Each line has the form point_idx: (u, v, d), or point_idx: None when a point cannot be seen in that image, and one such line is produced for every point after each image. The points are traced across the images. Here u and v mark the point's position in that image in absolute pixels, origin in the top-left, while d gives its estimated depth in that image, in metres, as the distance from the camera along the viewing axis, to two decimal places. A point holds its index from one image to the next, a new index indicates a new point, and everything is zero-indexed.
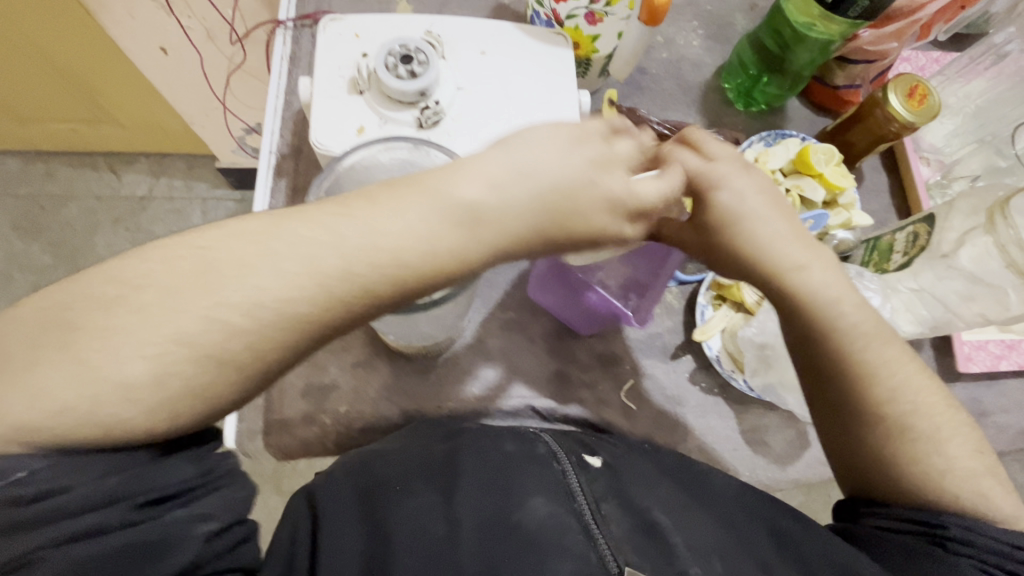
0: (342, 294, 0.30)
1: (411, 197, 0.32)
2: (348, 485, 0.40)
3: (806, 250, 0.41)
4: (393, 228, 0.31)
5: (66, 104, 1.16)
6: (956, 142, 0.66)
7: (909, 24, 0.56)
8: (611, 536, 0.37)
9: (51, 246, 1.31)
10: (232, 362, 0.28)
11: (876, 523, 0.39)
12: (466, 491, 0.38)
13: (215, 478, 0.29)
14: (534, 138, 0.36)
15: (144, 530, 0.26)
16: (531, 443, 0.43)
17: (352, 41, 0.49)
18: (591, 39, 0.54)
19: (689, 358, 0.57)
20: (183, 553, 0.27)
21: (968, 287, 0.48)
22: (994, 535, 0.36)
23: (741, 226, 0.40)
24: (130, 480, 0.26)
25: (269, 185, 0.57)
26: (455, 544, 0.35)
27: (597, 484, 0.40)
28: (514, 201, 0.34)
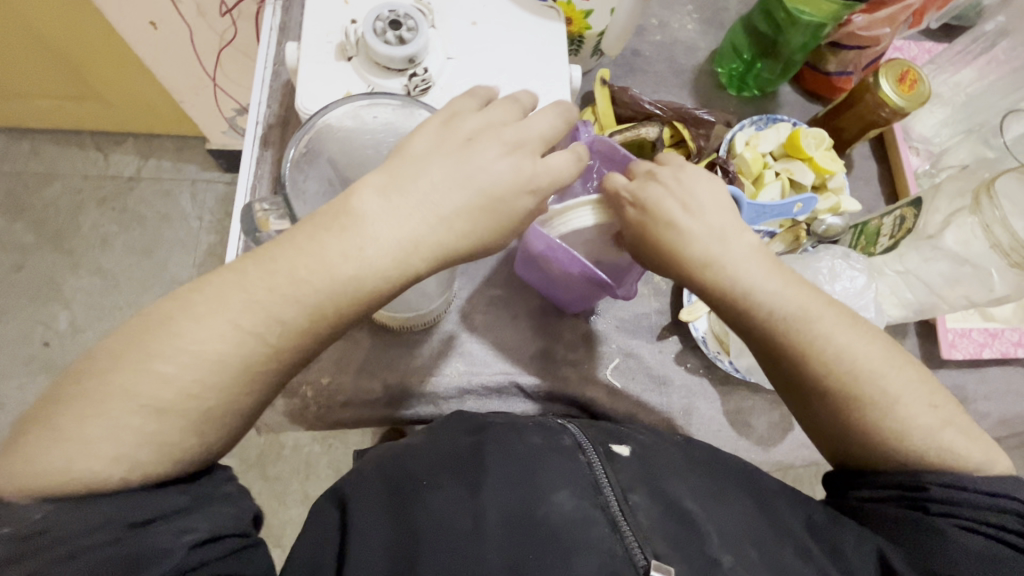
0: (312, 291, 0.32)
1: (333, 237, 0.33)
2: (378, 480, 0.41)
3: (712, 238, 0.43)
4: (340, 250, 0.33)
5: (52, 79, 1.14)
6: (945, 132, 0.66)
7: (901, 9, 0.56)
8: (637, 526, 0.38)
9: (35, 225, 1.29)
10: (184, 414, 0.32)
11: (863, 494, 0.41)
12: (493, 487, 0.39)
13: (207, 502, 0.32)
14: (445, 133, 0.36)
15: (132, 543, 0.28)
16: (556, 434, 0.44)
17: (341, 7, 0.48)
18: (584, 15, 0.54)
19: (676, 339, 0.57)
20: (166, 563, 0.28)
21: (954, 269, 0.48)
22: (973, 487, 0.37)
23: (660, 228, 0.42)
24: (127, 500, 0.29)
25: (255, 155, 0.56)
26: (483, 539, 0.37)
27: (624, 474, 0.41)
28: (441, 203, 0.34)
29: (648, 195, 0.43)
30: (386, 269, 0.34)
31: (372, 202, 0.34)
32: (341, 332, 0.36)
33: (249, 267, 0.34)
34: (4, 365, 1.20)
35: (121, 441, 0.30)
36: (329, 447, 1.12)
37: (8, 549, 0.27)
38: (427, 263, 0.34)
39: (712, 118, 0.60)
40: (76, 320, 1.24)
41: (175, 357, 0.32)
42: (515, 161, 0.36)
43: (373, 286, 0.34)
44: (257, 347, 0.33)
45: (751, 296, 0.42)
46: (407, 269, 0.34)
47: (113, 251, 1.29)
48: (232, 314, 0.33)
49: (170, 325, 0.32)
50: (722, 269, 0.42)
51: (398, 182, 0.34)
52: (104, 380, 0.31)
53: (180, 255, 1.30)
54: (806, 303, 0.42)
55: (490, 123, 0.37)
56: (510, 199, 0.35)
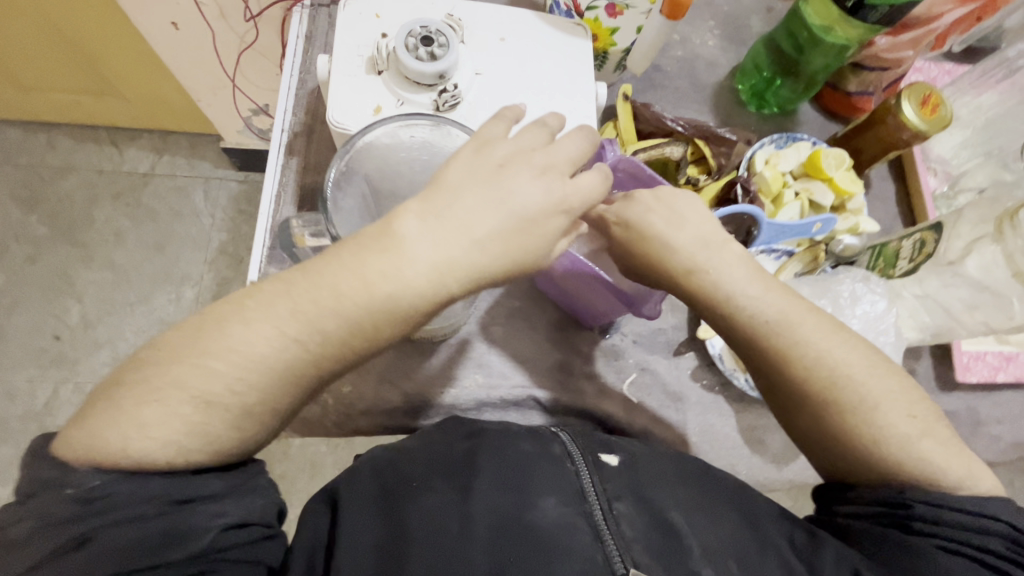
0: (354, 313, 0.34)
1: (375, 254, 0.34)
2: (373, 481, 0.42)
3: (696, 248, 0.44)
4: (378, 270, 0.34)
5: (71, 74, 1.15)
6: (964, 154, 0.66)
7: (925, 33, 0.56)
8: (619, 536, 0.38)
9: (49, 218, 1.30)
10: (227, 408, 0.34)
11: (845, 510, 0.41)
12: (482, 490, 0.40)
13: (240, 488, 0.36)
14: (470, 167, 0.36)
15: (173, 520, 0.32)
16: (548, 441, 0.45)
17: (371, 20, 0.48)
18: (610, 32, 0.54)
19: (692, 355, 0.57)
20: (198, 542, 0.33)
21: (973, 295, 0.48)
22: (957, 507, 0.37)
23: (643, 240, 0.44)
24: (172, 481, 0.33)
25: (279, 162, 0.57)
26: (469, 543, 0.38)
27: (612, 483, 0.41)
28: (475, 227, 0.34)
29: (631, 214, 0.44)
30: (422, 288, 0.34)
31: (412, 226, 0.34)
32: (373, 346, 0.36)
33: (298, 279, 0.35)
34: (16, 356, 1.21)
35: (172, 427, 0.33)
36: (336, 447, 1.13)
37: (73, 507, 0.31)
38: (462, 285, 0.35)
39: (734, 137, 0.60)
40: (87, 314, 1.25)
41: (226, 357, 0.34)
42: (546, 184, 0.35)
43: (408, 304, 0.34)
44: (298, 353, 0.35)
45: (733, 301, 0.43)
46: (442, 289, 0.34)
47: (125, 246, 1.30)
48: (272, 323, 0.34)
49: (225, 326, 0.34)
50: (715, 289, 0.44)
51: (434, 206, 0.35)
52: (164, 370, 0.34)
53: (191, 252, 1.31)
54: (785, 305, 0.43)
55: (519, 148, 0.37)
56: (546, 222, 0.35)
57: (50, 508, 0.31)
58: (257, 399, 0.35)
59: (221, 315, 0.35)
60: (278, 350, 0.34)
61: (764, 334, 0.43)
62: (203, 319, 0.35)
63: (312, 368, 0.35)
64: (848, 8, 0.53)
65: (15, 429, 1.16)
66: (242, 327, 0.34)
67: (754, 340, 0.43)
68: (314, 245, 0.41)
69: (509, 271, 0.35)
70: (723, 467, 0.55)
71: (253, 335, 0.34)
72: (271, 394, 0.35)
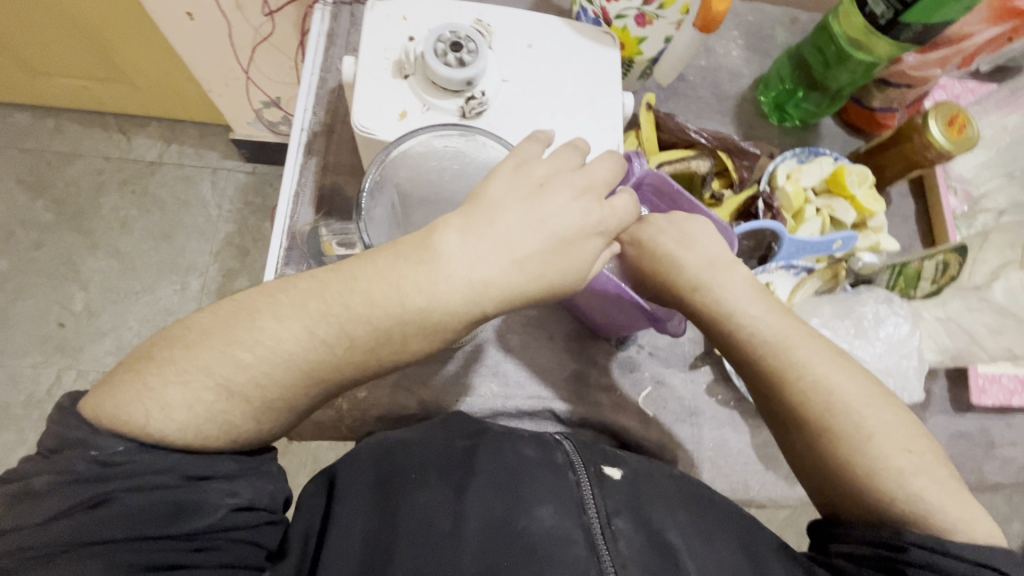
0: (381, 324, 0.34)
1: (410, 266, 0.34)
2: (371, 465, 0.41)
3: (704, 267, 0.45)
4: (415, 282, 0.34)
5: (81, 59, 1.14)
6: (986, 174, 0.65)
7: (954, 52, 0.56)
8: (615, 553, 0.38)
9: (55, 204, 1.29)
10: (248, 401, 0.34)
11: (842, 550, 0.39)
12: (478, 492, 0.39)
13: (253, 470, 0.35)
14: (509, 193, 0.36)
15: (185, 495, 0.32)
16: (550, 449, 0.44)
17: (399, 23, 0.48)
18: (637, 41, 0.53)
19: (707, 369, 0.57)
20: (206, 519, 0.32)
21: (997, 320, 0.48)
22: (955, 554, 0.35)
23: (655, 259, 0.46)
24: (191, 457, 0.33)
25: (298, 162, 0.56)
26: (461, 544, 0.37)
27: (612, 498, 0.41)
28: (515, 246, 0.34)
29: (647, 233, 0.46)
30: (454, 304, 0.34)
31: (453, 241, 0.34)
32: (400, 357, 0.36)
33: (331, 281, 0.35)
34: (18, 343, 1.20)
35: (193, 411, 0.33)
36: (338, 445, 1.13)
37: (94, 470, 0.31)
38: (498, 304, 0.34)
39: (756, 150, 0.59)
40: (92, 302, 1.24)
41: (255, 350, 0.33)
42: (585, 206, 0.36)
43: (440, 318, 0.34)
44: (326, 353, 0.34)
45: (733, 320, 0.45)
46: (474, 308, 0.34)
47: (131, 235, 1.29)
48: (295, 335, 0.34)
49: (255, 319, 0.34)
50: (720, 308, 0.45)
51: (476, 221, 0.35)
52: (193, 353, 0.33)
53: (197, 243, 1.30)
54: (784, 330, 0.44)
55: (559, 168, 0.37)
56: (584, 242, 0.35)
57: (71, 466, 0.31)
58: (280, 397, 0.34)
59: (255, 306, 0.35)
60: (305, 351, 0.34)
61: (789, 355, 0.43)
62: (238, 306, 0.35)
63: (336, 370, 0.35)
64: (879, 25, 0.52)
65: (16, 416, 1.16)
66: (273, 321, 0.34)
67: (780, 358, 0.43)
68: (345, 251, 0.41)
69: (543, 294, 0.35)
70: (736, 483, 0.55)
71: (284, 330, 0.34)
72: (295, 393, 0.35)
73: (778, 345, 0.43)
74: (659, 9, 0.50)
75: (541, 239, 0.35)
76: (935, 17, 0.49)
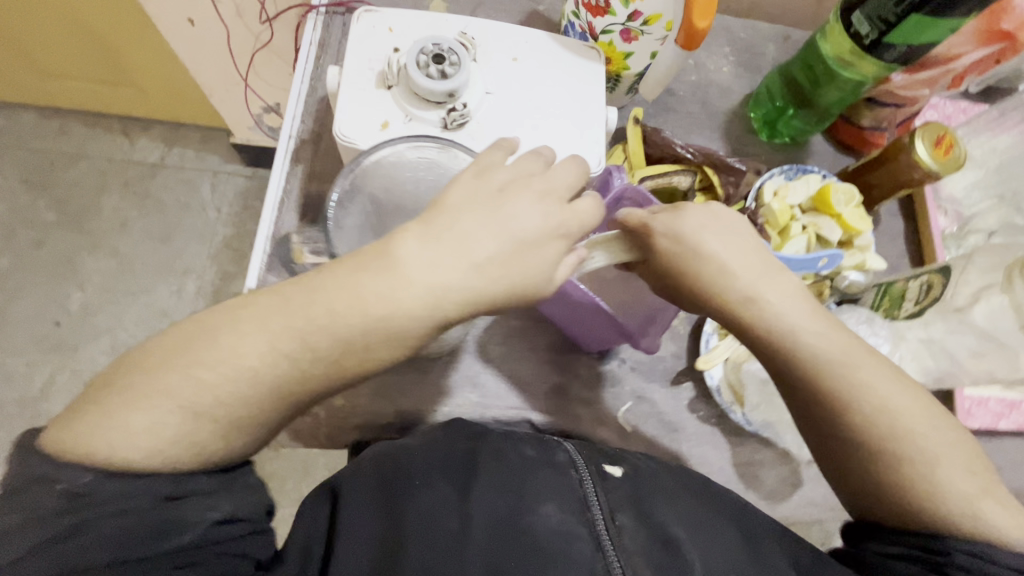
0: (347, 336, 0.34)
1: (371, 275, 0.34)
2: (372, 473, 0.41)
3: (758, 278, 0.42)
4: (374, 291, 0.34)
5: (87, 63, 1.15)
6: (976, 194, 0.65)
7: (942, 72, 0.55)
8: (620, 547, 0.37)
9: (57, 203, 1.30)
10: (216, 419, 0.34)
11: (882, 548, 0.39)
12: (482, 491, 0.39)
13: (230, 486, 0.35)
14: (464, 199, 0.35)
15: (163, 514, 0.32)
16: (551, 449, 0.44)
17: (384, 34, 0.48)
18: (624, 56, 0.53)
19: (689, 385, 0.57)
20: (188, 534, 0.32)
21: (979, 343, 0.49)
22: (1002, 562, 0.35)
23: (702, 260, 0.42)
24: (161, 477, 0.33)
25: (285, 169, 0.57)
26: (467, 545, 0.37)
27: (615, 494, 0.40)
28: (474, 250, 0.34)
29: (685, 229, 0.42)
30: (414, 313, 0.34)
31: (412, 247, 0.34)
32: (367, 368, 0.36)
33: (294, 295, 0.35)
34: (15, 341, 1.21)
35: (158, 436, 0.33)
36: (328, 450, 1.12)
37: (63, 502, 0.31)
38: (458, 308, 0.34)
39: (742, 167, 0.60)
40: (89, 301, 1.25)
41: (225, 358, 0.33)
42: (544, 210, 0.35)
43: (401, 327, 0.34)
44: (290, 368, 0.34)
45: (801, 339, 0.41)
46: (438, 314, 0.34)
47: (130, 236, 1.30)
48: (264, 346, 0.34)
49: (217, 336, 0.34)
50: (786, 322, 0.41)
51: (435, 230, 0.34)
52: (153, 377, 0.33)
53: (196, 245, 1.31)
54: (850, 345, 0.41)
55: (518, 175, 0.37)
56: (545, 245, 0.35)
57: (39, 501, 0.31)
58: (248, 412, 0.35)
59: (216, 324, 0.35)
60: (269, 367, 0.34)
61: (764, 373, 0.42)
62: (198, 325, 0.35)
63: (301, 384, 0.35)
64: (865, 45, 0.52)
65: (10, 413, 1.16)
66: (236, 337, 0.34)
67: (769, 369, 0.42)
68: (314, 260, 0.41)
69: (507, 300, 0.35)
70: None
71: (247, 346, 0.34)
72: (263, 408, 0.35)
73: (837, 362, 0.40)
74: (644, 25, 0.50)
75: (495, 237, 0.34)
76: (919, 38, 0.49)
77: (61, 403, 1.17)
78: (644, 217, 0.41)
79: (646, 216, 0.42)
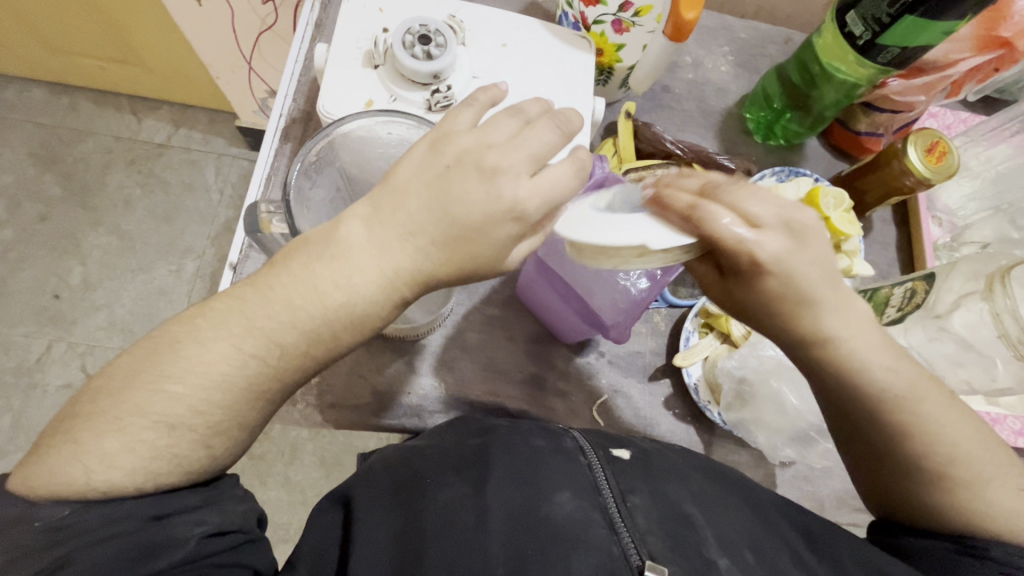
0: (306, 320, 0.34)
1: (324, 264, 0.34)
2: (387, 477, 0.41)
3: (848, 325, 0.37)
4: (331, 279, 0.33)
5: (97, 41, 1.16)
6: (971, 206, 0.64)
7: (939, 78, 0.55)
8: (634, 527, 0.36)
9: (63, 179, 1.32)
10: (194, 428, 0.33)
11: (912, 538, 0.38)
12: (496, 484, 0.38)
13: (217, 500, 0.35)
14: (418, 178, 0.34)
15: (153, 534, 0.32)
16: (559, 437, 0.43)
17: (375, 15, 0.49)
18: (616, 48, 0.54)
19: (666, 382, 0.56)
20: (180, 551, 0.32)
21: (959, 352, 0.46)
22: None
23: (799, 306, 0.36)
24: (145, 499, 0.32)
25: (273, 146, 0.57)
26: (484, 535, 0.36)
27: (626, 477, 0.39)
28: (427, 226, 0.33)
29: (791, 262, 0.35)
30: (377, 291, 0.34)
31: (361, 231, 0.34)
32: (334, 354, 0.36)
33: (250, 296, 0.34)
34: (15, 312, 1.22)
35: (138, 454, 0.32)
36: (317, 434, 1.13)
37: (45, 537, 0.30)
38: (417, 284, 0.34)
39: (733, 165, 0.59)
40: (90, 277, 1.26)
41: (192, 335, 0.34)
42: (491, 189, 0.33)
43: (365, 307, 0.34)
44: (259, 367, 0.34)
45: (864, 375, 0.37)
46: (394, 293, 0.34)
47: (133, 214, 1.31)
48: (228, 324, 0.34)
49: (178, 348, 0.33)
50: (854, 360, 0.37)
51: (381, 211, 0.34)
52: (121, 399, 0.33)
53: (198, 226, 1.32)
54: (914, 378, 0.37)
55: (476, 145, 0.35)
56: (494, 229, 0.33)
57: (17, 539, 0.30)
58: (223, 417, 0.34)
59: (175, 336, 0.34)
60: (238, 369, 0.33)
61: None
62: (156, 344, 0.34)
63: (275, 381, 0.35)
64: (859, 47, 0.52)
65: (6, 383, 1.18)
66: (195, 336, 0.34)
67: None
68: (281, 231, 0.42)
69: (461, 278, 0.34)
70: None
71: (211, 354, 0.33)
72: (238, 410, 0.34)
73: (893, 403, 0.37)
74: (635, 16, 0.50)
75: (433, 217, 0.33)
76: (914, 40, 0.48)
77: (56, 375, 1.19)
78: (745, 237, 0.34)
79: (751, 243, 0.34)
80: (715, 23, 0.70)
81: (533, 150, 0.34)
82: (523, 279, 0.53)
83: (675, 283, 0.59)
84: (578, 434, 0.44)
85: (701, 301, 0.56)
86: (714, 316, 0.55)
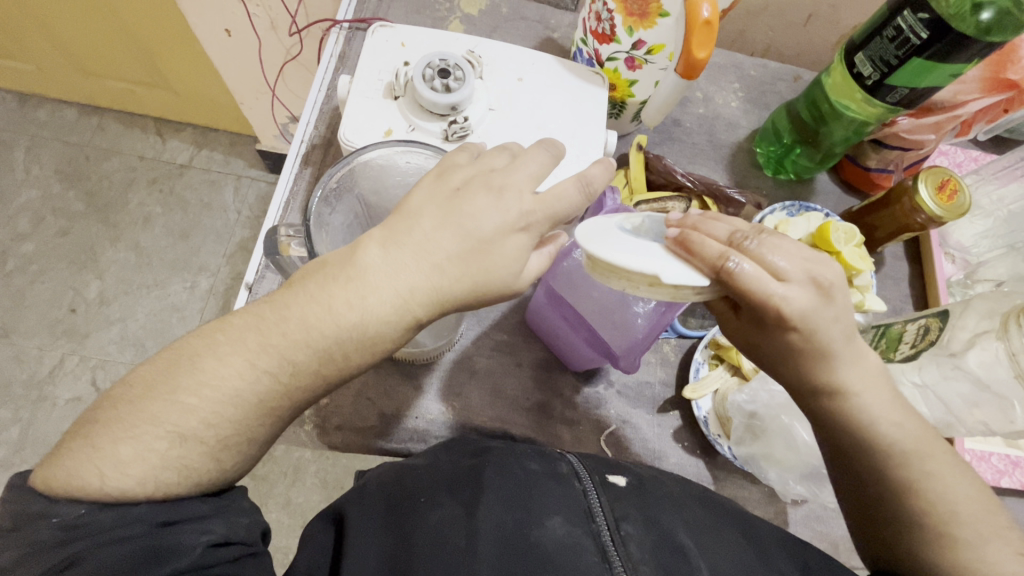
0: (317, 340, 0.34)
1: (340, 286, 0.34)
2: (380, 497, 0.40)
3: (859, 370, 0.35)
4: (345, 300, 0.34)
5: (130, 66, 1.21)
6: (985, 243, 0.63)
7: (948, 118, 0.56)
8: (626, 556, 0.35)
9: (86, 196, 1.36)
10: (204, 441, 0.33)
11: None
12: (488, 506, 0.37)
13: (225, 510, 0.35)
14: (433, 207, 0.36)
15: (159, 539, 0.32)
16: (553, 462, 0.42)
17: (397, 49, 0.51)
18: (628, 83, 0.55)
19: (676, 414, 0.56)
20: (185, 559, 0.32)
21: (973, 391, 0.45)
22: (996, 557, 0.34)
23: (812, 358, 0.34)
24: (158, 504, 0.32)
25: (293, 171, 0.59)
26: (475, 559, 0.35)
27: (620, 503, 0.39)
28: (436, 247, 0.34)
29: (817, 321, 0.33)
30: (387, 315, 0.34)
31: (376, 255, 0.35)
32: (345, 375, 0.36)
33: (267, 313, 0.35)
34: (31, 324, 1.24)
35: (149, 463, 0.32)
36: (320, 456, 1.12)
37: (59, 534, 0.30)
38: (429, 307, 0.35)
39: (743, 199, 0.59)
40: (105, 291, 1.28)
41: (210, 349, 0.34)
42: (503, 204, 0.35)
43: (376, 332, 0.34)
44: (271, 384, 0.34)
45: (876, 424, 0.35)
46: (406, 315, 0.34)
47: (152, 231, 1.34)
48: (243, 340, 0.34)
49: (196, 361, 0.34)
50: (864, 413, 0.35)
51: (397, 235, 0.35)
52: (138, 408, 0.33)
53: (213, 244, 1.34)
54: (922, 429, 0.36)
55: (479, 171, 0.37)
56: (503, 239, 0.35)
57: (34, 535, 0.31)
58: (234, 431, 0.34)
59: (194, 350, 0.35)
60: (250, 384, 0.34)
61: None
62: (175, 355, 0.35)
63: (285, 399, 0.35)
64: (868, 87, 0.52)
65: (16, 395, 1.18)
66: (212, 353, 0.34)
67: None
68: (299, 254, 0.44)
69: (471, 295, 0.35)
70: None
71: (228, 369, 0.34)
72: (248, 425, 0.34)
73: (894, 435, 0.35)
74: (647, 54, 0.51)
75: (457, 242, 0.34)
76: (920, 82, 0.49)
77: (66, 389, 1.20)
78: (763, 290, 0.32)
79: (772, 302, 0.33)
80: (725, 60, 0.72)
81: (533, 172, 0.37)
82: (529, 309, 0.56)
83: (686, 313, 0.59)
84: (574, 459, 0.43)
85: (711, 333, 0.56)
86: (723, 347, 0.55)
